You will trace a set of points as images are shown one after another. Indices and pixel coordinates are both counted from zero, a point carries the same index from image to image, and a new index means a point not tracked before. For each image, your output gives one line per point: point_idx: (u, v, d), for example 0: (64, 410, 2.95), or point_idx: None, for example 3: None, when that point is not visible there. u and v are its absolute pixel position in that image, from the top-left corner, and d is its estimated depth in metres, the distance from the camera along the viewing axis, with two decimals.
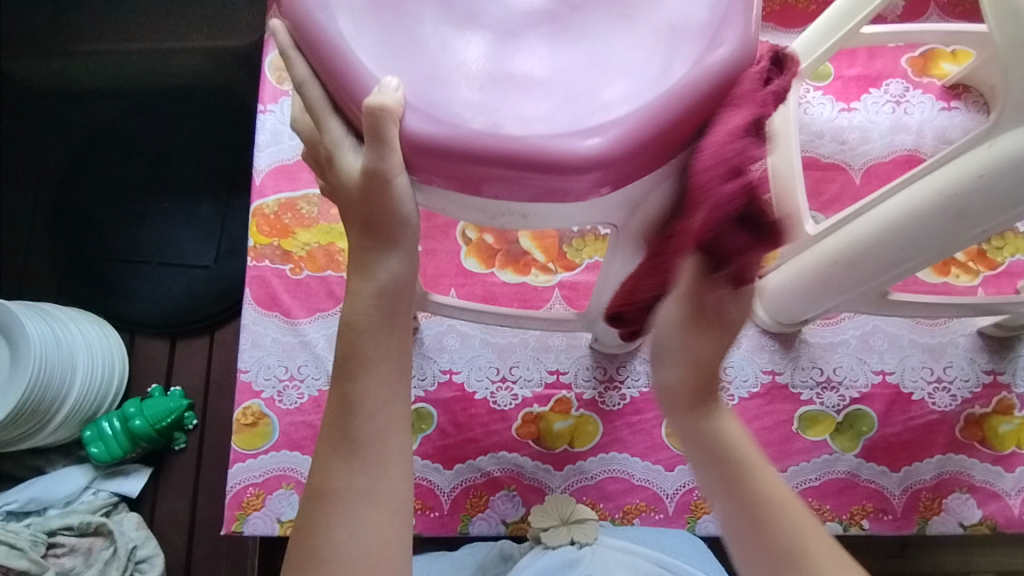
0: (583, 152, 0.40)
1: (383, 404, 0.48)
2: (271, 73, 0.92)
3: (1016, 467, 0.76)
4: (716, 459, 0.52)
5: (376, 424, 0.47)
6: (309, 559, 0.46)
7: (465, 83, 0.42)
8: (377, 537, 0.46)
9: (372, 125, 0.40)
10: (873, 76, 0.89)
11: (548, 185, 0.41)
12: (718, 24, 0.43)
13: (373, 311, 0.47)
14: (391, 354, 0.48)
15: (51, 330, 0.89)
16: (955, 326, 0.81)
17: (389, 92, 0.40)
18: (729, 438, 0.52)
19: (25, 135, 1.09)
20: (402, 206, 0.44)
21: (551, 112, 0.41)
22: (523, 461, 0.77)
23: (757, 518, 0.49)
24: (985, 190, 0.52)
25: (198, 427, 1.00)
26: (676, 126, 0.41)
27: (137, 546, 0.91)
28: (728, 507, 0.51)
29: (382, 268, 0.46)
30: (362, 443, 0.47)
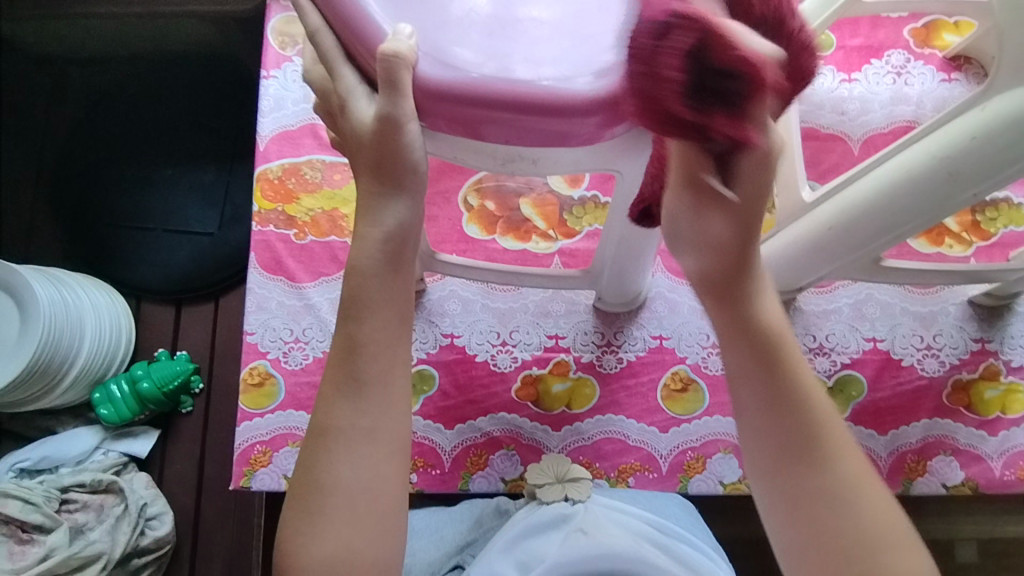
0: (589, 95, 0.42)
1: (386, 347, 0.48)
2: (274, 39, 0.92)
3: (999, 431, 0.78)
4: (746, 326, 0.49)
5: (380, 365, 0.48)
6: (311, 491, 0.47)
7: (474, 31, 0.43)
8: (378, 474, 0.47)
9: (386, 72, 0.41)
10: (875, 47, 0.89)
11: (554, 130, 0.43)
12: None
13: (379, 257, 0.48)
14: (394, 300, 0.49)
15: (59, 293, 0.91)
16: (947, 295, 0.83)
17: (403, 39, 0.42)
18: (763, 313, 0.49)
19: (26, 99, 1.09)
20: (414, 152, 0.45)
21: (559, 59, 0.43)
22: (522, 422, 0.79)
23: (781, 400, 0.48)
24: (978, 151, 0.53)
25: (204, 390, 1.02)
26: None
27: (147, 503, 0.94)
28: (753, 383, 0.48)
29: (389, 215, 0.47)
30: (367, 382, 0.48)
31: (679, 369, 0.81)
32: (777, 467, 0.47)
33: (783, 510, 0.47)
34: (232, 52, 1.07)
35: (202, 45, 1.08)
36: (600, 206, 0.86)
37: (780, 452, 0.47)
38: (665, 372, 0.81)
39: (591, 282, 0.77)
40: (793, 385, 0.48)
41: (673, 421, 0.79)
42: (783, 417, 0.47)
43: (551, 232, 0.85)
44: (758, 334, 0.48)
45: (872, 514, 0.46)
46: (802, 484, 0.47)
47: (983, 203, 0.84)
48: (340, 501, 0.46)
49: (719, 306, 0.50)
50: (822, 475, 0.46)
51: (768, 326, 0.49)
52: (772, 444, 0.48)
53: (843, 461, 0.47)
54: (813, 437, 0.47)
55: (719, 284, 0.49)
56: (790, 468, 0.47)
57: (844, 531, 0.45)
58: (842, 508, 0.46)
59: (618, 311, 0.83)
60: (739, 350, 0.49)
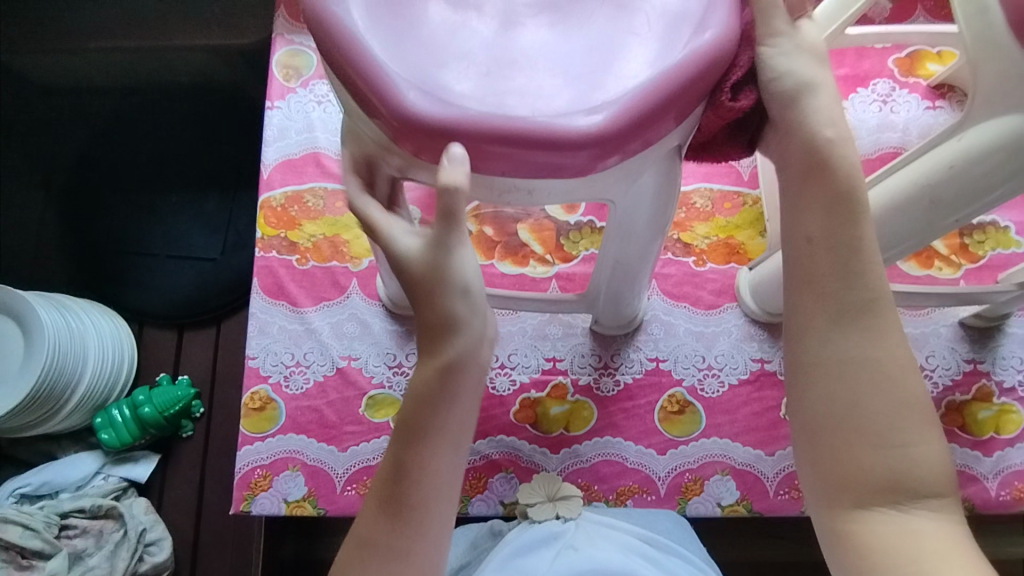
0: (582, 129, 0.44)
1: (434, 460, 0.51)
2: (278, 71, 0.95)
3: (994, 451, 0.79)
4: (822, 180, 0.53)
5: (442, 437, 0.51)
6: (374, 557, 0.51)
7: (477, 71, 0.46)
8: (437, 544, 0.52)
9: (444, 205, 0.46)
10: (861, 76, 0.92)
11: (551, 161, 0.45)
12: (704, 12, 0.47)
13: (434, 382, 0.51)
14: (447, 418, 0.51)
15: (63, 319, 0.92)
16: (938, 316, 0.84)
17: (456, 164, 0.45)
18: (844, 163, 0.53)
19: (34, 129, 1.12)
20: (464, 263, 0.50)
21: (552, 96, 0.45)
22: (521, 445, 0.80)
23: (844, 254, 0.52)
24: (956, 180, 0.56)
25: (205, 415, 1.02)
26: (666, 103, 0.45)
27: (146, 529, 0.94)
28: (810, 237, 0.53)
29: (445, 350, 0.51)
30: (416, 501, 0.51)
31: (675, 391, 0.82)
32: (814, 308, 0.53)
33: (827, 347, 0.52)
34: (238, 83, 1.10)
35: (208, 76, 1.11)
36: (596, 230, 0.88)
37: (824, 307, 0.52)
38: (662, 394, 0.82)
39: (588, 305, 0.78)
40: (857, 254, 0.52)
41: (671, 443, 0.80)
42: (840, 269, 0.52)
43: (548, 256, 0.87)
44: (836, 192, 0.52)
45: (899, 374, 0.52)
46: (857, 336, 0.52)
47: (971, 227, 0.86)
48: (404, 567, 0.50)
49: (794, 165, 0.53)
50: (868, 334, 0.52)
51: (849, 183, 0.52)
52: (818, 296, 0.53)
53: (889, 330, 0.52)
54: (869, 306, 0.52)
55: (799, 165, 0.53)
56: (830, 315, 0.52)
57: (878, 379, 0.51)
58: (877, 373, 0.51)
59: (615, 334, 0.84)
60: (803, 203, 0.53)
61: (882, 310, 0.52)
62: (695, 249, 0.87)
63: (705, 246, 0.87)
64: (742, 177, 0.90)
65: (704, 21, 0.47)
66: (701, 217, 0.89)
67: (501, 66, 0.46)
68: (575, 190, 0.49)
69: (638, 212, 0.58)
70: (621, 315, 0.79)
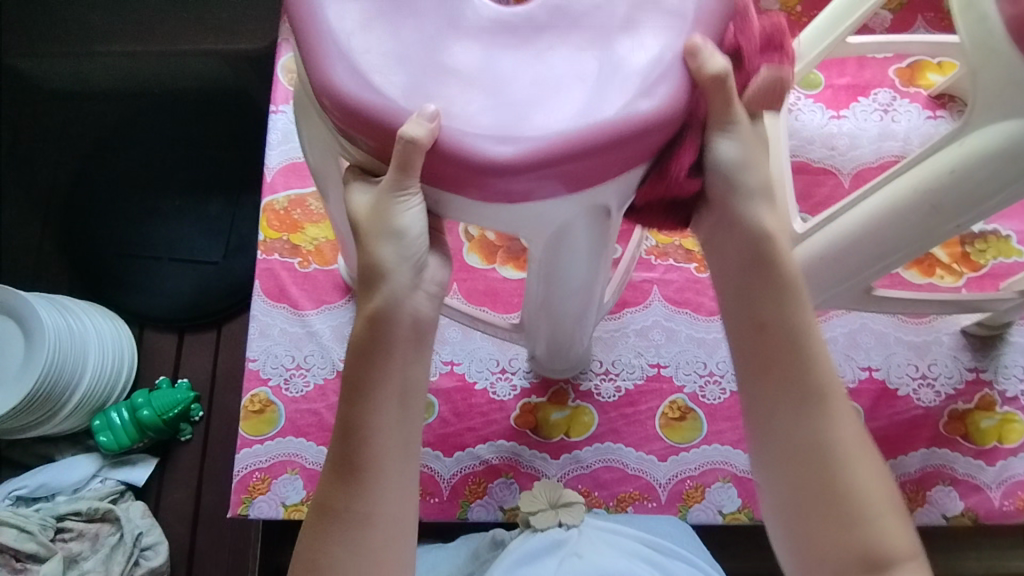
0: (493, 155, 0.44)
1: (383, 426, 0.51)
2: (283, 76, 0.96)
3: (997, 461, 0.79)
4: (763, 273, 0.53)
5: (387, 394, 0.51)
6: (328, 521, 0.50)
7: (478, 90, 0.46)
8: (392, 505, 0.50)
9: (404, 156, 0.44)
10: (861, 86, 0.93)
11: (458, 176, 0.45)
12: (655, 77, 0.46)
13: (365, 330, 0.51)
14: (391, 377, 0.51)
15: (64, 320, 0.92)
16: (940, 325, 0.84)
17: (425, 122, 0.44)
18: (781, 254, 0.53)
19: (39, 132, 1.12)
20: (405, 223, 0.49)
21: (476, 115, 0.45)
22: (521, 450, 0.80)
23: (786, 342, 0.53)
24: (957, 185, 0.56)
25: (204, 418, 1.02)
26: (577, 154, 0.44)
27: (143, 533, 0.93)
28: (752, 328, 0.54)
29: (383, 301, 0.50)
30: (364, 469, 0.50)
31: (676, 397, 0.82)
32: (762, 401, 0.53)
33: (772, 435, 0.53)
34: (243, 88, 1.11)
35: (213, 81, 1.12)
36: None
37: (770, 398, 0.53)
38: (663, 400, 0.82)
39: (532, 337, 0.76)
40: (801, 341, 0.52)
41: (672, 450, 0.80)
42: (787, 360, 0.52)
43: None
44: (774, 284, 0.53)
45: (857, 459, 0.51)
46: (805, 422, 0.51)
47: (972, 235, 0.86)
48: (361, 530, 0.49)
49: (732, 262, 0.55)
50: (820, 420, 0.51)
51: (787, 276, 0.53)
52: (762, 388, 0.53)
53: (836, 407, 0.52)
54: (820, 391, 0.52)
55: (738, 259, 0.54)
56: (780, 406, 0.52)
57: (832, 465, 0.50)
58: (831, 455, 0.51)
59: (559, 370, 0.81)
60: (745, 295, 0.54)
61: (835, 393, 0.52)
62: (697, 255, 0.87)
63: None
64: None
65: (648, 88, 0.45)
66: None
67: (500, 84, 0.46)
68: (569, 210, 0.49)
69: (576, 262, 0.57)
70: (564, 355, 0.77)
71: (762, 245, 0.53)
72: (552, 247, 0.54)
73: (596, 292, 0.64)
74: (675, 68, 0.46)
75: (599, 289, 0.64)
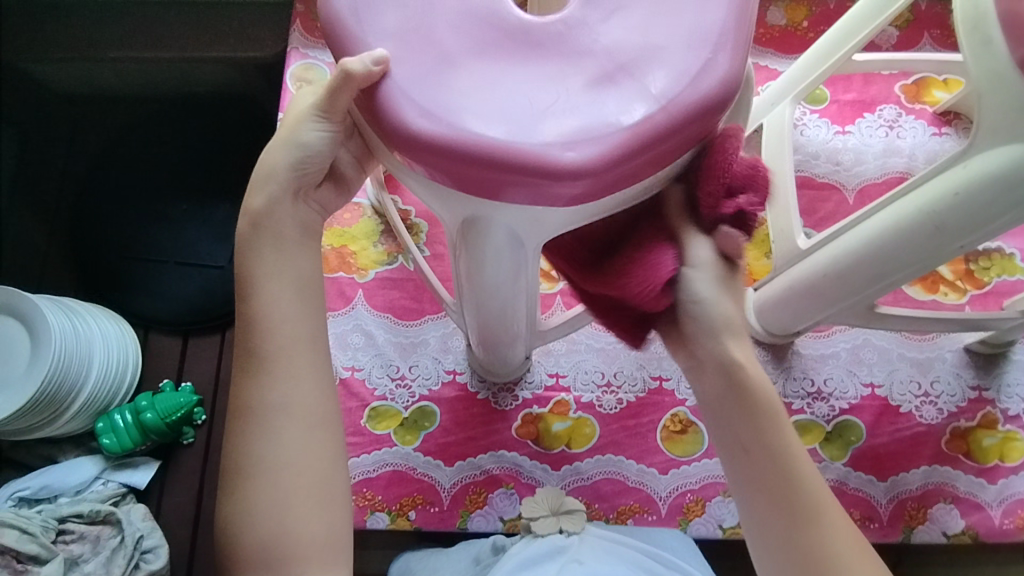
0: (404, 117, 0.43)
1: (282, 319, 0.53)
2: (292, 83, 0.97)
3: (999, 479, 0.78)
4: (740, 405, 0.52)
5: (283, 339, 0.52)
6: (239, 474, 0.51)
7: (494, 95, 0.43)
8: (300, 446, 0.51)
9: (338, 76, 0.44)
10: (867, 101, 0.93)
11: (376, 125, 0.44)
12: (586, 134, 0.42)
13: (251, 224, 0.53)
14: (286, 267, 0.53)
15: (70, 323, 0.93)
16: (943, 342, 0.84)
17: (370, 65, 0.43)
18: (753, 381, 0.52)
19: (48, 135, 1.13)
20: (309, 137, 0.51)
21: (423, 79, 0.43)
22: (522, 461, 0.80)
23: (772, 468, 0.51)
24: (961, 206, 0.56)
25: (207, 422, 1.02)
26: (473, 160, 0.42)
27: (143, 535, 0.93)
28: (736, 459, 0.52)
29: (263, 194, 0.52)
30: (268, 359, 0.52)
31: (678, 410, 0.82)
32: (759, 531, 0.52)
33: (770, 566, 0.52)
34: (250, 94, 1.12)
35: (223, 86, 1.12)
36: None
37: (767, 525, 0.51)
38: (664, 413, 0.82)
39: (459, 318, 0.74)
40: (786, 465, 0.51)
41: (673, 463, 0.80)
42: (778, 486, 0.51)
43: (554, 272, 0.87)
44: (753, 414, 0.51)
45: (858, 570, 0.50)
46: (804, 547, 0.50)
47: (976, 253, 0.86)
48: (269, 477, 0.51)
49: (709, 393, 0.53)
50: (817, 537, 0.50)
51: (765, 402, 0.52)
52: (758, 515, 0.52)
53: (831, 518, 0.51)
54: (811, 514, 0.50)
55: (716, 394, 0.53)
56: (779, 536, 0.51)
57: None
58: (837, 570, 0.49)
59: (495, 368, 0.80)
60: (723, 424, 0.53)
61: (826, 509, 0.51)
62: None
63: None
64: None
65: (576, 140, 0.42)
66: None
67: (516, 91, 0.43)
68: (549, 223, 0.47)
69: (497, 274, 0.56)
70: (497, 354, 0.75)
71: (737, 376, 0.52)
72: (471, 253, 0.53)
73: (516, 309, 0.64)
74: (613, 134, 0.42)
75: (520, 306, 0.63)
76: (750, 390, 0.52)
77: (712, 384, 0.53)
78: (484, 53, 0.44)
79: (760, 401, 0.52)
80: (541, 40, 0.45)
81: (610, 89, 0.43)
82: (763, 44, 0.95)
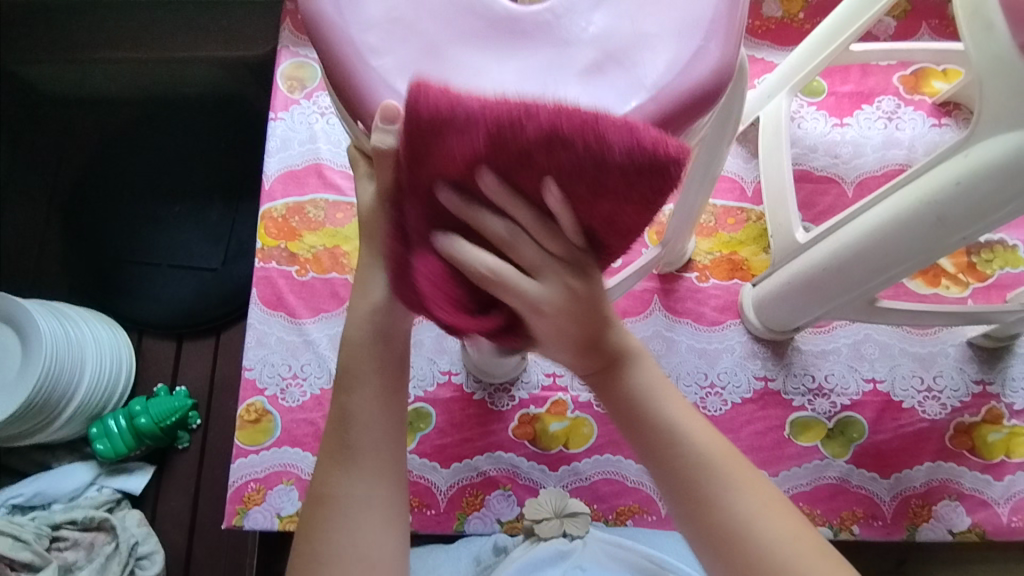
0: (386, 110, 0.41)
1: (378, 414, 0.50)
2: (283, 83, 0.95)
3: (1004, 476, 0.77)
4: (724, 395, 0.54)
5: (372, 436, 0.49)
6: (308, 560, 0.48)
7: (482, 90, 0.42)
8: (374, 542, 0.48)
9: (380, 159, 0.42)
10: (865, 93, 0.92)
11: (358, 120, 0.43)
12: None
13: (368, 328, 0.50)
14: (384, 368, 0.50)
15: (61, 327, 0.92)
16: (945, 336, 0.83)
17: (392, 126, 0.40)
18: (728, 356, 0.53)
19: (39, 138, 1.12)
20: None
21: (404, 73, 0.42)
22: (519, 462, 0.79)
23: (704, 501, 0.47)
24: (963, 196, 0.54)
25: (202, 426, 1.01)
26: None
27: (138, 542, 0.92)
28: (667, 495, 0.49)
29: (378, 289, 0.50)
30: (359, 451, 0.49)
31: None
32: (713, 568, 0.47)
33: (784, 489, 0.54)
34: (243, 94, 1.11)
35: (215, 87, 1.11)
36: None
37: (717, 565, 0.47)
38: None
39: None
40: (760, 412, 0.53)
41: None
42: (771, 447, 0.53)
43: None
44: (670, 446, 0.48)
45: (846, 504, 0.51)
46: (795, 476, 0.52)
47: (978, 245, 0.85)
48: (338, 569, 0.47)
49: (618, 410, 0.50)
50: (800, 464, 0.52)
51: (677, 435, 0.48)
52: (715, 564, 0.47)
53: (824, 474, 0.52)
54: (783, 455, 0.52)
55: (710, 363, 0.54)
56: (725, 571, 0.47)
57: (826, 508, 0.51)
58: None
59: (489, 369, 0.79)
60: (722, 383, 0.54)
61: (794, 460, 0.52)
62: (698, 264, 0.86)
63: (708, 261, 0.86)
64: (745, 194, 0.89)
65: None
66: (705, 233, 0.88)
67: (503, 86, 0.42)
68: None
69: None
70: (493, 355, 0.74)
71: (641, 401, 0.49)
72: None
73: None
74: None
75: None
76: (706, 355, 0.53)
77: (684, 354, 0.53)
78: (472, 47, 0.43)
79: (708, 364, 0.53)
80: (527, 31, 0.43)
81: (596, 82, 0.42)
82: (759, 36, 0.94)
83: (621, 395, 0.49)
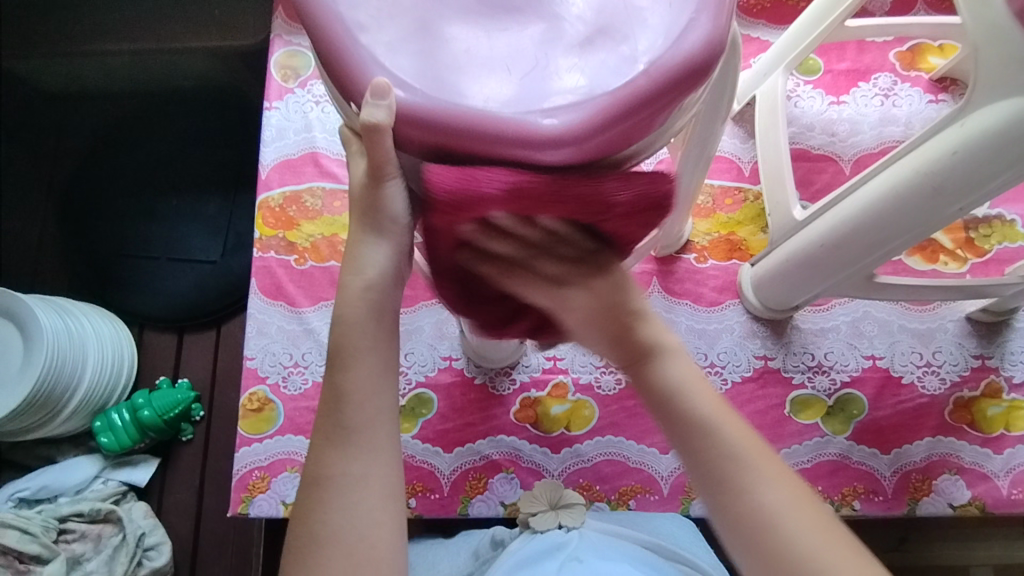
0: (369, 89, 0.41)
1: (371, 395, 0.50)
2: (277, 71, 0.95)
3: (1004, 449, 0.77)
4: (694, 433, 0.49)
5: (372, 414, 0.50)
6: (307, 541, 0.48)
7: (472, 67, 0.42)
8: (374, 520, 0.49)
9: (372, 136, 0.41)
10: (862, 70, 0.91)
11: (348, 99, 0.43)
12: (561, 99, 0.41)
13: (369, 307, 0.50)
14: (381, 349, 0.51)
15: (62, 322, 0.92)
16: (944, 312, 0.83)
17: (382, 101, 0.40)
18: (693, 400, 0.49)
19: (35, 135, 1.12)
20: (400, 207, 0.48)
21: (392, 50, 0.42)
22: (521, 445, 0.79)
23: (751, 504, 0.47)
24: (957, 167, 0.55)
25: (205, 418, 1.01)
26: (451, 134, 0.41)
27: (145, 533, 0.93)
28: (699, 476, 0.49)
29: (378, 266, 0.50)
30: (354, 431, 0.49)
31: None
32: (748, 553, 0.47)
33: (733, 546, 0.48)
34: (237, 85, 1.10)
35: (208, 79, 1.11)
36: None
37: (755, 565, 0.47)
38: None
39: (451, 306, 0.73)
40: (729, 455, 0.48)
41: None
42: (735, 510, 0.47)
43: None
44: (729, 470, 0.48)
45: (798, 529, 0.46)
46: (755, 537, 0.47)
47: (976, 221, 0.85)
48: (339, 547, 0.48)
49: (667, 425, 0.50)
50: (758, 514, 0.47)
51: (699, 417, 0.49)
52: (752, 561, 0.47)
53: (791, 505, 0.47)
54: (743, 487, 0.47)
55: (670, 409, 0.50)
56: None
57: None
58: None
59: (486, 352, 0.79)
60: (734, 530, 0.47)
61: (776, 498, 0.47)
62: (696, 245, 0.86)
63: (707, 242, 0.86)
64: (743, 173, 0.89)
65: (553, 106, 0.40)
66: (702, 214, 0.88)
67: (493, 63, 0.42)
68: None
69: None
70: (490, 340, 0.75)
71: (680, 395, 0.49)
72: None
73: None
74: (594, 100, 0.40)
75: None
76: (668, 384, 0.49)
77: (644, 389, 0.50)
78: (462, 24, 0.43)
79: (680, 388, 0.49)
80: (517, 8, 0.43)
81: (588, 57, 0.42)
82: (754, 15, 0.94)
83: (670, 397, 0.49)
